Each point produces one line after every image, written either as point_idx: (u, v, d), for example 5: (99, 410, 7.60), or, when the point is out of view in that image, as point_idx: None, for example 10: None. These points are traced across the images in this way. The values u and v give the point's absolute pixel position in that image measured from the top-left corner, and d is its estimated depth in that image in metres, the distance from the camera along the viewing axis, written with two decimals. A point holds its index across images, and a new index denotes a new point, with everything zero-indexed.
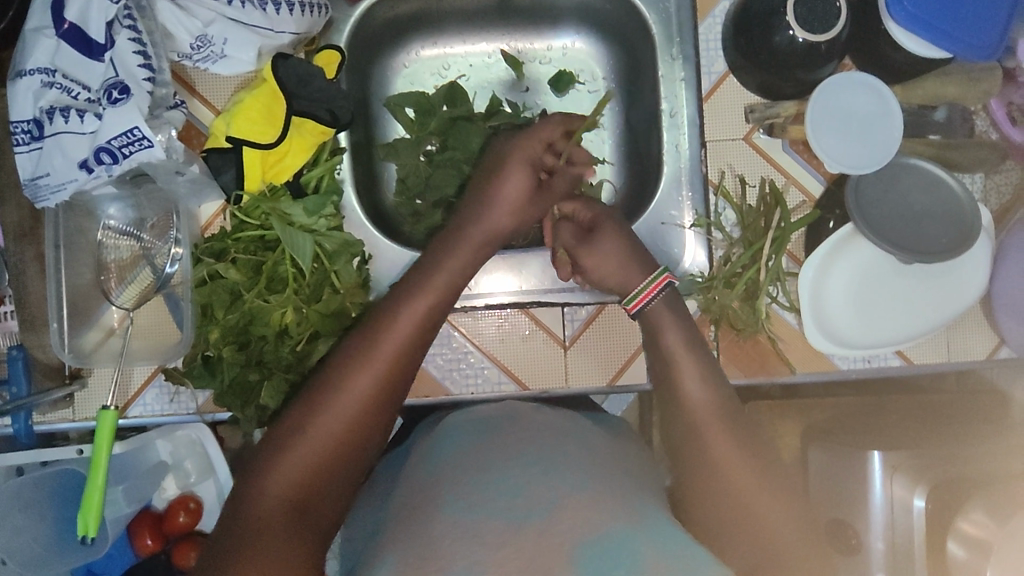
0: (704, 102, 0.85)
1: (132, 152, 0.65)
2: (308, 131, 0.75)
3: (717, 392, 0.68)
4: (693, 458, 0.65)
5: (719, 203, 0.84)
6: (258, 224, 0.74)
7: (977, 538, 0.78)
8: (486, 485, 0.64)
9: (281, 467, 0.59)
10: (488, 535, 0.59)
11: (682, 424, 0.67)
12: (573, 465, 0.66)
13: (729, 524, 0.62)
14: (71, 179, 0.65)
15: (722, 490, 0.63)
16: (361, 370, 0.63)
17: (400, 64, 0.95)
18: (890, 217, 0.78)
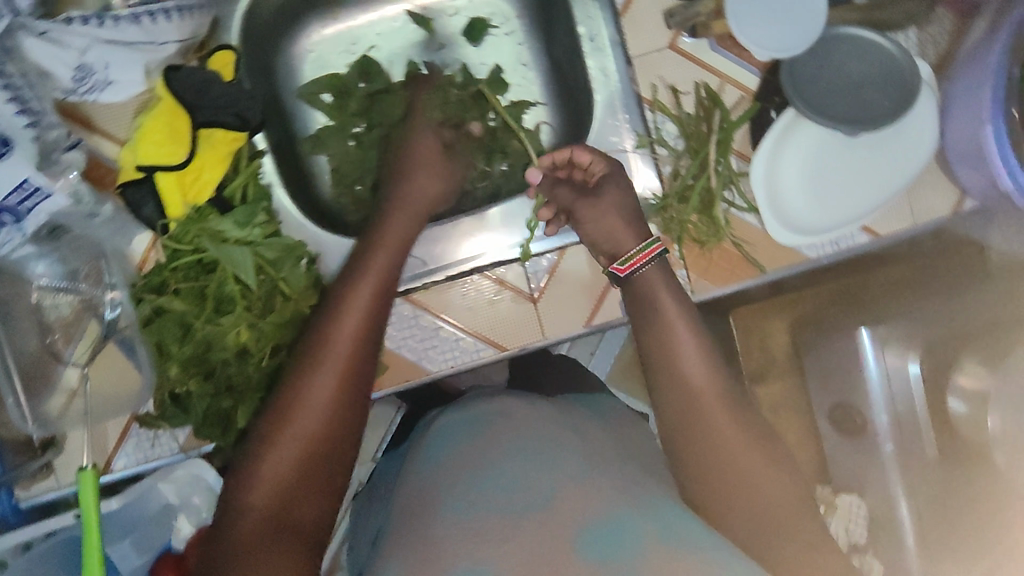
0: (621, 17, 0.81)
1: (33, 204, 0.62)
2: (220, 141, 0.72)
3: (715, 371, 0.67)
4: (688, 433, 0.65)
5: (658, 118, 0.82)
6: (191, 247, 0.70)
7: (975, 391, 0.73)
8: (481, 482, 0.65)
9: (260, 471, 0.56)
10: (489, 531, 0.60)
11: (678, 403, 0.66)
12: (573, 461, 0.65)
13: (720, 491, 0.62)
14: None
15: (717, 454, 0.63)
16: (297, 411, 0.59)
17: (303, 50, 0.91)
18: (828, 93, 0.76)
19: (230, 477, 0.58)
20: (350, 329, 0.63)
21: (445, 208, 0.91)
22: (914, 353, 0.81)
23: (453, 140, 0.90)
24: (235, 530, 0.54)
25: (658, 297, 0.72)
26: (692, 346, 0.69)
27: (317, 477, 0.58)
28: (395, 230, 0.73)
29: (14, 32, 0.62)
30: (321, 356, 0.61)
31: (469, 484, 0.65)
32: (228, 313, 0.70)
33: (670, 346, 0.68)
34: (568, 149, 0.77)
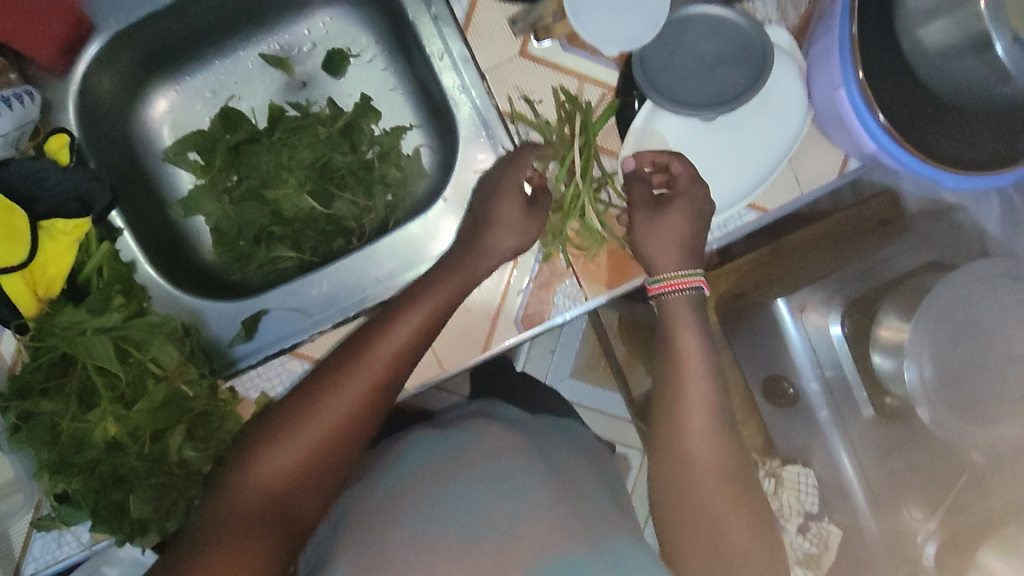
0: (466, 31, 0.79)
1: None
2: (62, 230, 0.70)
3: (717, 437, 0.66)
4: (675, 486, 0.66)
5: (521, 128, 0.80)
6: (50, 346, 0.68)
7: (893, 341, 0.77)
8: (449, 500, 0.68)
9: (273, 458, 0.61)
10: (442, 545, 0.62)
11: (672, 467, 0.66)
12: (540, 487, 0.68)
13: (688, 534, 0.64)
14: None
15: (699, 522, 0.64)
16: (316, 412, 0.63)
17: (161, 110, 0.90)
18: (682, 78, 0.75)
19: (240, 447, 0.63)
20: (390, 351, 0.66)
21: (334, 248, 0.89)
22: (835, 311, 0.83)
23: (326, 182, 0.86)
24: (238, 500, 0.60)
25: (677, 336, 0.70)
26: (703, 362, 0.68)
27: (322, 474, 0.63)
28: (468, 272, 0.72)
29: None
30: (353, 371, 0.64)
31: (436, 506, 0.68)
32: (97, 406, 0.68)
33: (675, 387, 0.68)
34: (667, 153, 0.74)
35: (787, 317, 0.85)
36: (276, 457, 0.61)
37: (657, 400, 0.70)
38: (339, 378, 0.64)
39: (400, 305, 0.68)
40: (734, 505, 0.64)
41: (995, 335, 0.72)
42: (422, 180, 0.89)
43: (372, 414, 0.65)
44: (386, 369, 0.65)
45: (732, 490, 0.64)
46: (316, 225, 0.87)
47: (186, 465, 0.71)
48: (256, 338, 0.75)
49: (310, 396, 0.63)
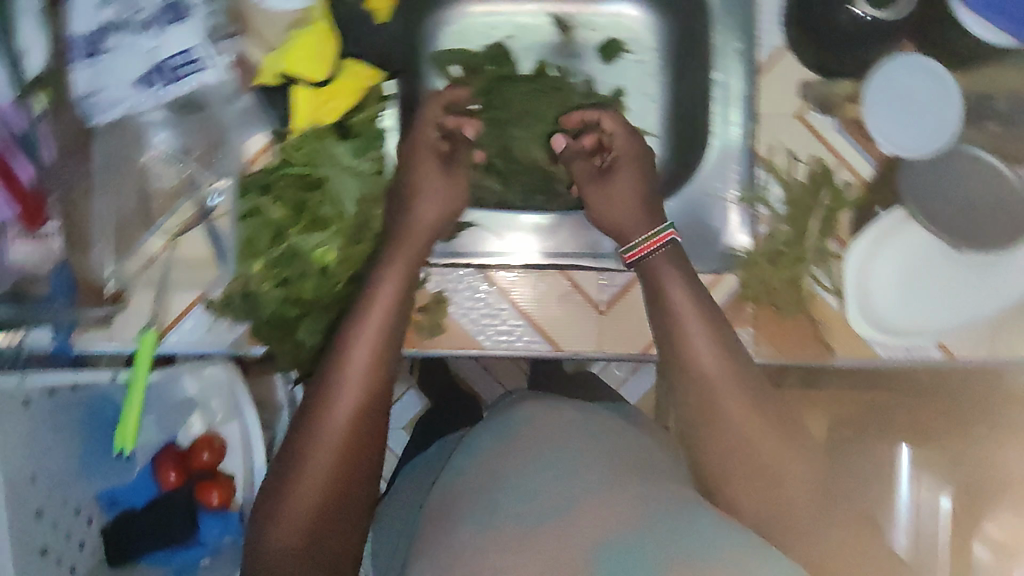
0: (760, 75, 0.82)
1: (184, 72, 0.68)
2: (358, 74, 0.77)
3: (726, 358, 0.69)
4: (709, 425, 0.67)
5: (768, 179, 0.82)
6: (305, 162, 0.74)
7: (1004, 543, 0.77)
8: (502, 491, 0.64)
9: (294, 482, 0.61)
10: (506, 539, 0.58)
11: (694, 401, 0.68)
12: (587, 464, 0.65)
13: (741, 475, 0.64)
14: (127, 99, 0.68)
15: (737, 445, 0.65)
16: (326, 416, 0.63)
17: (447, 21, 0.95)
18: (948, 204, 0.73)
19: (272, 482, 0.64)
20: (369, 344, 0.67)
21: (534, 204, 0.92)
22: (949, 489, 0.86)
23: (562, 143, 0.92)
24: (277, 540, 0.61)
25: (665, 286, 0.74)
26: (709, 342, 0.70)
27: (349, 482, 0.63)
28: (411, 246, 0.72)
29: None
30: (352, 368, 0.65)
31: (493, 495, 0.65)
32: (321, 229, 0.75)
33: (676, 326, 0.71)
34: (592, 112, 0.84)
35: (905, 474, 0.90)
36: (309, 476, 0.62)
37: (675, 377, 0.71)
38: (331, 370, 0.66)
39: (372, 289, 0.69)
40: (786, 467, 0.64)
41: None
42: None
43: (377, 395, 0.66)
44: (376, 350, 0.67)
45: (766, 420, 0.66)
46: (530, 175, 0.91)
47: None
48: (454, 241, 0.82)
49: (319, 399, 0.65)
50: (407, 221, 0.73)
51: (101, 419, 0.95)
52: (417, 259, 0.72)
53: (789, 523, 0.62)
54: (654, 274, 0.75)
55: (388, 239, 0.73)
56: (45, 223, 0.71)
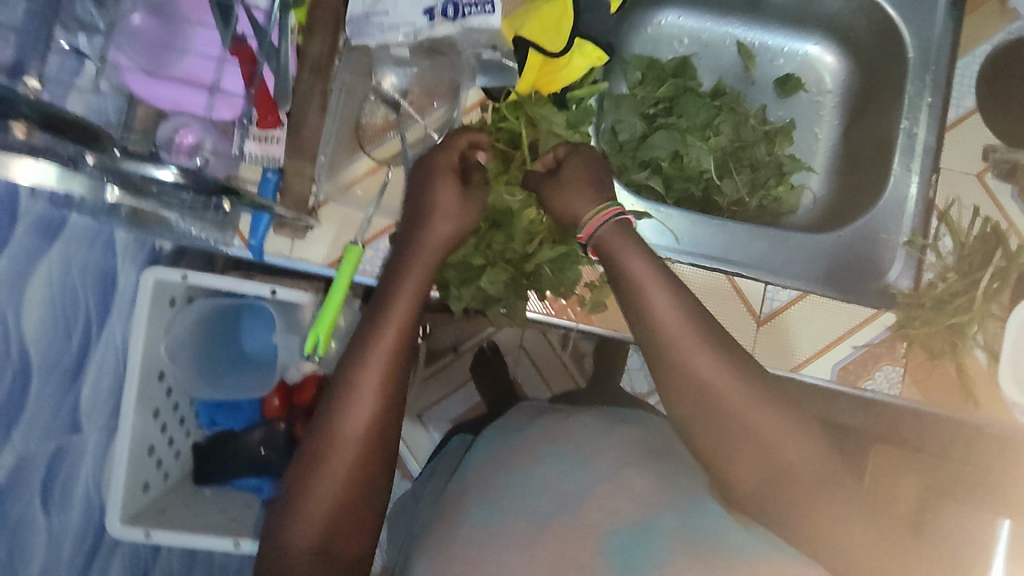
0: (946, 131, 0.86)
1: (470, 14, 0.70)
2: (587, 53, 0.79)
3: (712, 339, 0.64)
4: (714, 428, 0.61)
5: (939, 229, 0.85)
6: (517, 122, 0.79)
7: None
8: (513, 486, 0.66)
9: (315, 490, 0.62)
10: (515, 538, 0.60)
11: (680, 383, 0.62)
12: (600, 461, 0.66)
13: (765, 492, 0.60)
14: (409, 22, 0.70)
15: (742, 439, 0.60)
16: (355, 419, 0.63)
17: (646, 26, 0.99)
18: None
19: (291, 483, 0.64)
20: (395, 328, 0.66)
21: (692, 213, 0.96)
22: None
23: (732, 160, 0.94)
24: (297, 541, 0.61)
25: (625, 258, 0.67)
26: (678, 314, 0.64)
27: (368, 488, 0.64)
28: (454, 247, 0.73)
29: None
30: (371, 347, 0.65)
31: (501, 490, 0.67)
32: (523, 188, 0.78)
33: (672, 331, 0.63)
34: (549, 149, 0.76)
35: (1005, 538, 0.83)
36: (338, 450, 0.62)
37: (657, 365, 0.64)
38: (372, 346, 0.65)
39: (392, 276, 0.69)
40: (801, 461, 0.60)
41: None
42: (790, 215, 0.96)
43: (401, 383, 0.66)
44: (402, 335, 0.66)
45: (772, 412, 0.61)
46: (695, 183, 0.93)
47: (535, 276, 0.80)
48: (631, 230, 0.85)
49: (350, 373, 0.65)
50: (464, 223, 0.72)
51: (224, 328, 0.99)
52: (433, 261, 0.71)
53: (817, 519, 0.58)
54: (612, 251, 0.68)
55: (410, 223, 0.73)
56: (274, 130, 0.76)
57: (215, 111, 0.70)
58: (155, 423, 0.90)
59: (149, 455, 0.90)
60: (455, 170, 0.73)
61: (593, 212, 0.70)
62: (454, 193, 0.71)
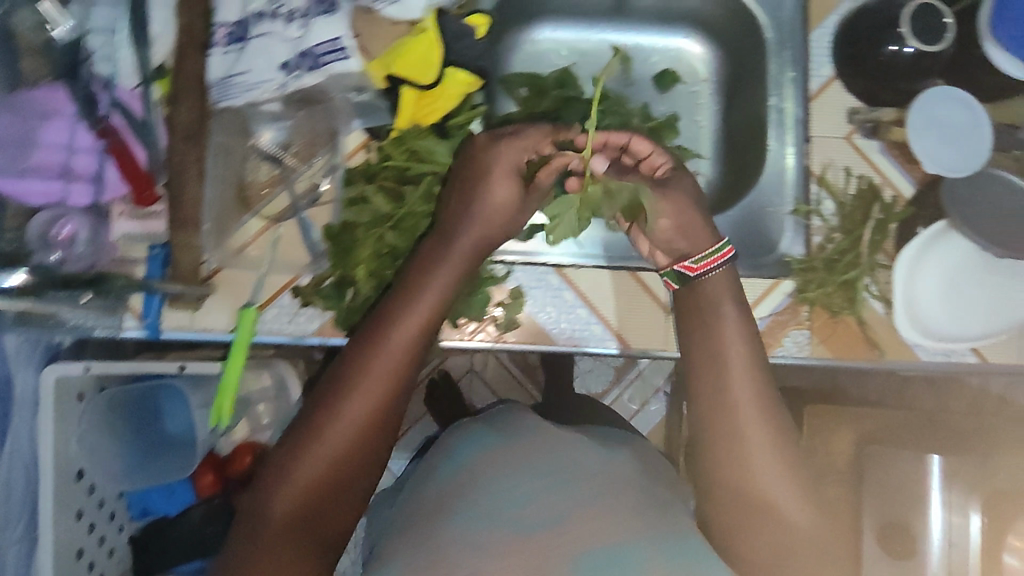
0: (811, 100, 0.91)
1: (327, 60, 0.68)
2: (458, 82, 0.81)
3: (758, 381, 0.72)
4: (727, 460, 0.70)
5: (820, 193, 0.89)
6: (403, 159, 0.79)
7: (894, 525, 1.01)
8: (502, 497, 0.74)
9: (302, 466, 0.63)
10: (496, 546, 0.68)
11: (714, 403, 0.71)
12: (586, 480, 0.74)
13: (737, 519, 0.69)
14: (266, 79, 0.71)
15: (740, 467, 0.69)
16: (356, 406, 0.65)
17: (521, 42, 1.02)
18: (983, 217, 0.83)
19: (276, 455, 0.66)
20: (409, 331, 0.67)
21: None
22: (976, 507, 0.97)
23: None
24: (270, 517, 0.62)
25: (717, 305, 0.76)
26: (740, 343, 0.74)
27: (354, 475, 0.65)
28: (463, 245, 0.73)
29: None
30: (384, 345, 0.67)
31: (485, 497, 0.75)
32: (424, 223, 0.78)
33: (719, 365, 0.73)
34: (628, 135, 0.83)
35: (937, 475, 1.00)
36: (339, 422, 0.64)
37: (693, 363, 0.75)
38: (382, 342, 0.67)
39: (415, 280, 0.70)
40: (791, 506, 0.68)
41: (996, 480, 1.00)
42: None
43: (405, 382, 0.67)
44: (416, 339, 0.68)
45: (783, 467, 0.69)
46: None
47: None
48: (530, 242, 0.87)
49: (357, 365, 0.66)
50: (489, 206, 0.74)
51: (142, 414, 0.93)
52: (457, 270, 0.72)
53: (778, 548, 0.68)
54: (707, 295, 0.78)
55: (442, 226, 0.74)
56: (153, 204, 0.74)
57: (78, 194, 0.72)
58: (80, 525, 0.85)
59: (79, 559, 0.85)
60: (518, 174, 0.75)
61: (708, 249, 0.80)
62: (499, 200, 0.74)
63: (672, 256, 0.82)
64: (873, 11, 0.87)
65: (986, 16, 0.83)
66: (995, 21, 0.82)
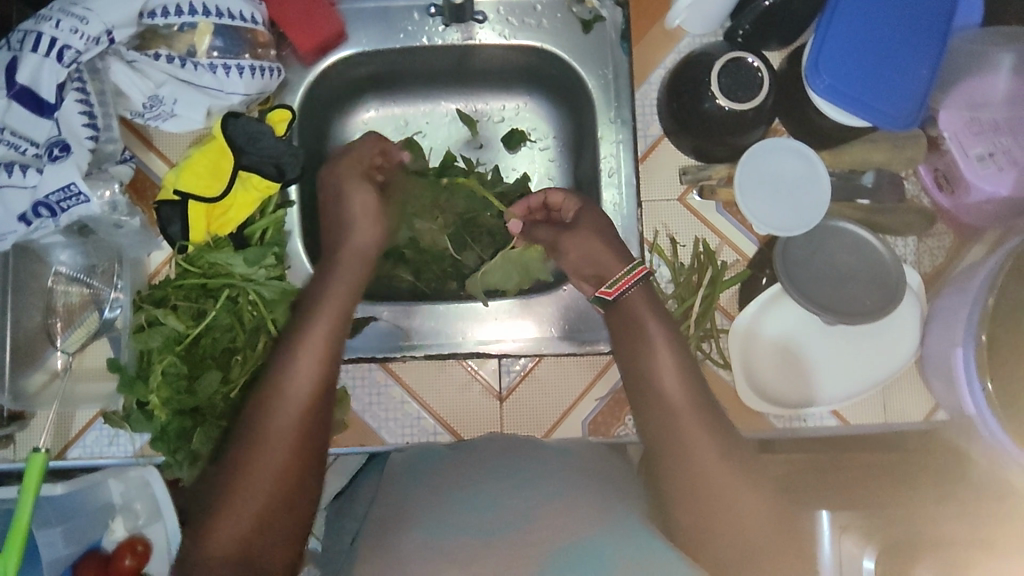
0: (641, 162, 0.86)
1: (70, 206, 0.67)
2: (253, 186, 0.78)
3: (693, 390, 0.68)
4: (669, 457, 0.64)
5: (655, 260, 0.85)
6: (200, 272, 0.77)
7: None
8: (457, 501, 0.68)
9: (237, 500, 0.62)
10: (456, 554, 0.61)
11: (657, 413, 0.67)
12: (550, 478, 0.68)
13: (698, 520, 0.61)
14: (11, 231, 0.67)
15: (688, 470, 0.63)
16: (278, 422, 0.65)
17: (356, 121, 0.97)
18: (815, 282, 0.79)
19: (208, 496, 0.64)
20: (317, 350, 0.68)
21: (445, 289, 0.93)
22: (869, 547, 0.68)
23: (467, 232, 0.92)
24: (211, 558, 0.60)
25: (642, 324, 0.74)
26: (672, 367, 0.70)
27: (292, 501, 0.64)
28: (354, 254, 0.75)
29: (106, 58, 0.72)
30: (292, 379, 0.67)
31: (450, 508, 0.67)
32: (231, 337, 0.78)
33: (652, 367, 0.70)
34: (541, 192, 0.83)
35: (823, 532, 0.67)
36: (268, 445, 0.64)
37: (633, 368, 0.73)
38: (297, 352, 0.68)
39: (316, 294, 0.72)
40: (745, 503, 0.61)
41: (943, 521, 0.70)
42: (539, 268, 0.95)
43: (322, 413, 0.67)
44: (324, 348, 0.69)
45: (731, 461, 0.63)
46: (440, 263, 0.92)
47: None
48: (358, 338, 0.84)
49: (275, 375, 0.67)
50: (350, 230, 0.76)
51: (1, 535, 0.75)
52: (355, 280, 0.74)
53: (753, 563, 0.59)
54: (631, 313, 0.75)
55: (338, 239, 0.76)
56: None
57: None
58: None
59: None
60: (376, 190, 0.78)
61: (623, 270, 0.77)
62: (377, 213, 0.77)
63: (593, 283, 0.80)
64: (693, 64, 0.81)
65: (803, 65, 0.78)
66: (810, 72, 0.77)
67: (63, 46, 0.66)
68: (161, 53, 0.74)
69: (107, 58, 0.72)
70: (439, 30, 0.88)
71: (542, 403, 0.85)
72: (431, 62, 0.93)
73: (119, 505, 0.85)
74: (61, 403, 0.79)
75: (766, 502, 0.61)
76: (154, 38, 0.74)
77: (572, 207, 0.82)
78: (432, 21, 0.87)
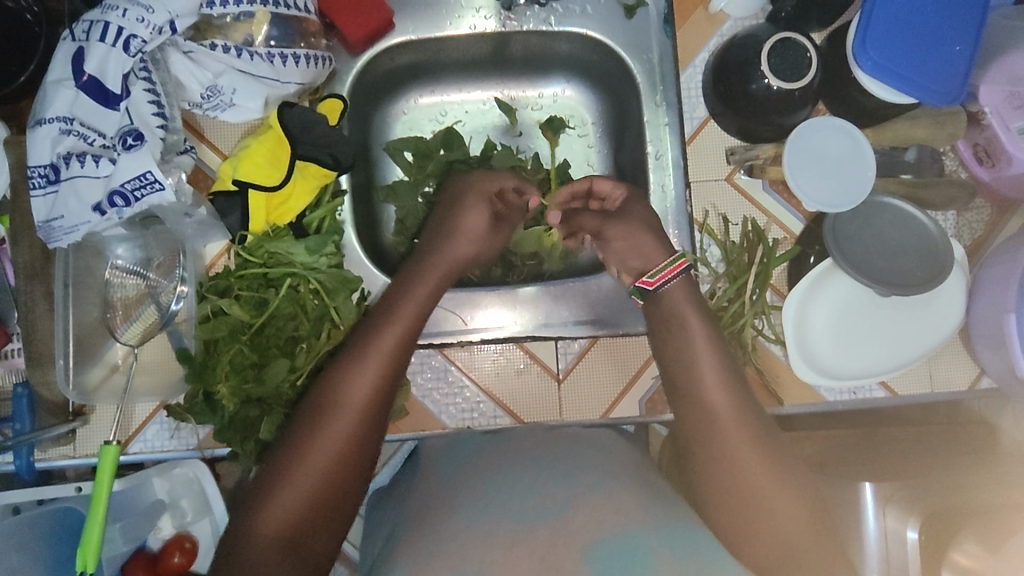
0: (688, 144, 0.88)
1: (144, 194, 0.67)
2: (312, 175, 0.79)
3: (732, 386, 0.70)
4: (710, 461, 0.66)
5: (705, 240, 0.87)
6: (261, 262, 0.78)
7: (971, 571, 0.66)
8: (503, 489, 0.65)
9: (293, 480, 0.61)
10: (499, 536, 0.59)
11: (696, 411, 0.69)
12: (586, 469, 0.67)
13: (740, 517, 0.63)
14: (85, 222, 0.67)
15: (732, 473, 0.65)
16: (348, 408, 0.65)
17: (399, 112, 0.98)
18: (865, 254, 0.81)
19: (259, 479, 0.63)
20: (393, 341, 0.69)
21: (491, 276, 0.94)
22: (914, 519, 0.69)
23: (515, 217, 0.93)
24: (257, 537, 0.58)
25: (682, 320, 0.76)
26: (717, 364, 0.72)
27: (347, 486, 0.63)
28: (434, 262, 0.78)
29: (165, 48, 0.72)
30: (369, 361, 0.67)
31: (488, 492, 0.65)
32: (298, 329, 0.78)
33: (690, 361, 0.73)
34: (588, 180, 0.85)
35: (868, 506, 0.71)
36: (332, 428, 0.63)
37: (665, 363, 0.75)
38: (369, 348, 0.68)
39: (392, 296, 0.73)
40: (780, 498, 0.63)
41: (978, 490, 0.71)
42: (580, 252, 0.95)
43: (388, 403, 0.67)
44: (398, 343, 0.69)
45: (765, 455, 0.65)
46: None
47: None
48: None
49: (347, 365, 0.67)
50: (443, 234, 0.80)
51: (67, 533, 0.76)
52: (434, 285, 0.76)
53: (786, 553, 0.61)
54: (671, 304, 0.77)
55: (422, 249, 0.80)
56: (8, 343, 0.76)
57: None
58: None
59: None
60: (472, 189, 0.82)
61: (664, 261, 0.79)
62: (469, 223, 0.81)
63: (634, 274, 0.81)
64: (740, 46, 0.82)
65: (849, 43, 0.79)
66: (857, 49, 0.78)
67: (129, 36, 0.65)
68: (217, 43, 0.73)
69: (166, 48, 0.72)
70: (482, 18, 0.89)
71: (599, 383, 0.86)
72: (472, 50, 0.93)
73: (167, 503, 0.83)
74: (122, 403, 0.76)
75: (803, 494, 0.64)
76: (208, 29, 0.74)
77: (617, 198, 0.84)
78: (476, 8, 0.89)
